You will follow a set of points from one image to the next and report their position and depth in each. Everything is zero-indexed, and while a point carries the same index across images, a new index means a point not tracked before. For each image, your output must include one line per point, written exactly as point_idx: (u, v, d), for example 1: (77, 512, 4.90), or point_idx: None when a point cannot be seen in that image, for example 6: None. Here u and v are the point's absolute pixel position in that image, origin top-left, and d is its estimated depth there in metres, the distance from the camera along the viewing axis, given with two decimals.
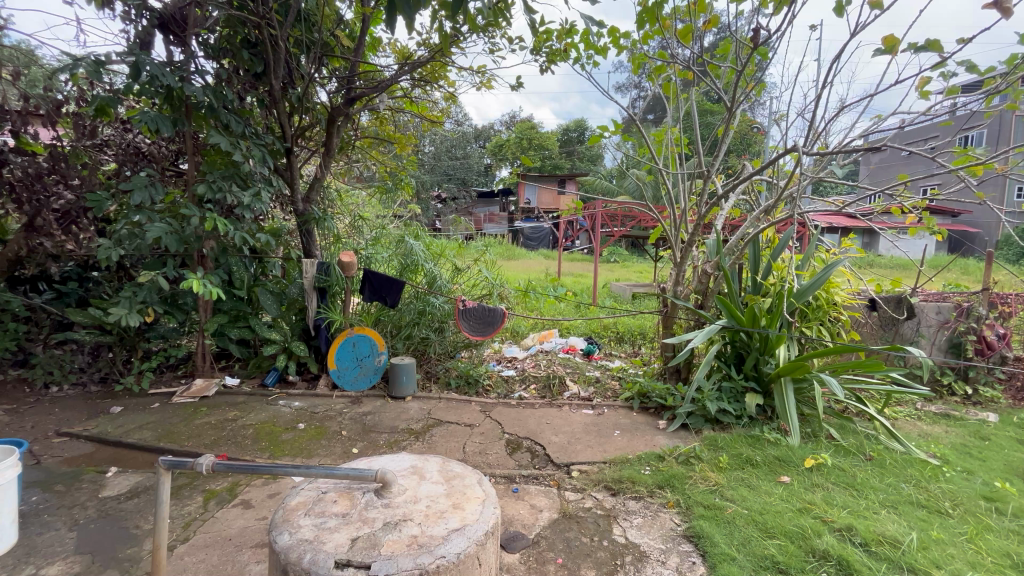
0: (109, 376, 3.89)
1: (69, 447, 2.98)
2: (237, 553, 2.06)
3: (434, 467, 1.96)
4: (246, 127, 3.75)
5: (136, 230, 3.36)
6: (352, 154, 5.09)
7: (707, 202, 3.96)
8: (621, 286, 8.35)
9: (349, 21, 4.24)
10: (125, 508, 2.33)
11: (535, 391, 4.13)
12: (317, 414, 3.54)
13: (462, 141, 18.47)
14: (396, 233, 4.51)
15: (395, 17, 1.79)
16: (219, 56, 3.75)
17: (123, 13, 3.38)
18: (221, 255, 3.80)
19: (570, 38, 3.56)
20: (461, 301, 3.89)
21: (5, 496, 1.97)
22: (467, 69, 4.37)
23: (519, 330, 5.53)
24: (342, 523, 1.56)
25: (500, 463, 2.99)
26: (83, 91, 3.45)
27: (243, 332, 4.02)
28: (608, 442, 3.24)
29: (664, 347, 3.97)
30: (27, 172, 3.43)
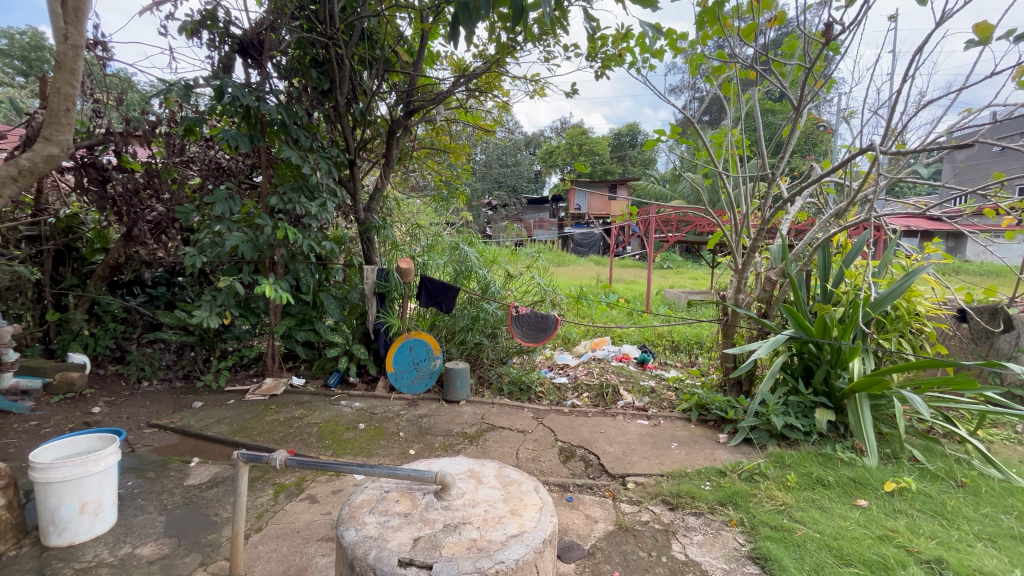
0: (191, 373, 4.22)
1: (157, 438, 3.26)
2: (305, 545, 2.16)
3: (491, 472, 1.98)
4: (314, 141, 3.99)
5: (216, 239, 3.66)
6: (410, 164, 5.27)
7: (771, 206, 3.76)
8: (676, 293, 8.10)
9: (408, 37, 4.43)
10: (206, 496, 2.52)
11: (588, 399, 4.08)
12: (376, 414, 3.68)
13: (512, 148, 18.68)
14: (451, 240, 4.63)
15: (458, 29, 1.82)
16: (291, 76, 4.00)
17: (209, 41, 3.70)
18: (290, 261, 4.04)
19: (626, 43, 3.52)
20: (513, 307, 3.92)
21: (107, 482, 2.18)
22: (521, 78, 4.43)
23: (572, 336, 5.49)
24: (404, 523, 1.61)
25: (554, 470, 2.97)
26: (173, 113, 3.81)
27: (308, 335, 4.25)
28: (665, 455, 3.14)
29: (724, 357, 3.81)
30: (127, 188, 3.78)
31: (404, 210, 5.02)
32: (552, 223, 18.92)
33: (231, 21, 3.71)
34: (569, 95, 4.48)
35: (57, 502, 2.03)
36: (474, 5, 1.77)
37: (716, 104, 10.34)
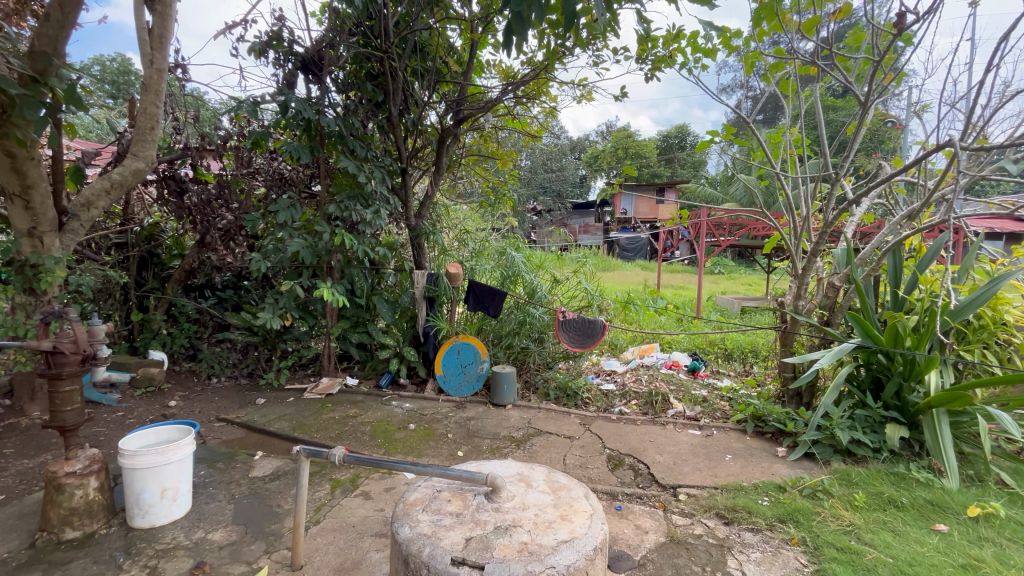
0: (255, 371, 4.48)
1: (225, 431, 3.48)
2: (360, 540, 2.24)
3: (540, 476, 1.98)
4: (369, 151, 4.16)
5: (279, 246, 3.90)
6: (458, 171, 5.39)
7: (834, 208, 3.56)
8: (728, 299, 7.81)
9: (459, 48, 4.54)
10: (269, 488, 2.66)
11: (636, 407, 3.99)
12: (425, 416, 3.77)
13: (557, 153, 18.67)
14: (498, 245, 4.69)
15: (512, 38, 1.85)
16: (348, 89, 4.19)
17: (275, 60, 3.95)
18: (346, 266, 4.22)
19: (677, 43, 3.46)
20: (560, 313, 3.91)
21: (184, 471, 2.35)
22: (569, 83, 4.43)
23: (619, 343, 5.40)
24: (456, 522, 1.64)
25: (602, 478, 2.93)
26: (241, 128, 4.06)
27: (361, 337, 4.41)
28: (718, 467, 3.03)
29: (782, 367, 3.62)
30: (201, 199, 4.10)
31: (452, 217, 5.14)
32: (597, 228, 18.72)
33: (294, 40, 3.95)
34: (617, 98, 4.44)
35: (141, 486, 2.21)
36: (529, 14, 1.79)
37: (772, 102, 9.91)
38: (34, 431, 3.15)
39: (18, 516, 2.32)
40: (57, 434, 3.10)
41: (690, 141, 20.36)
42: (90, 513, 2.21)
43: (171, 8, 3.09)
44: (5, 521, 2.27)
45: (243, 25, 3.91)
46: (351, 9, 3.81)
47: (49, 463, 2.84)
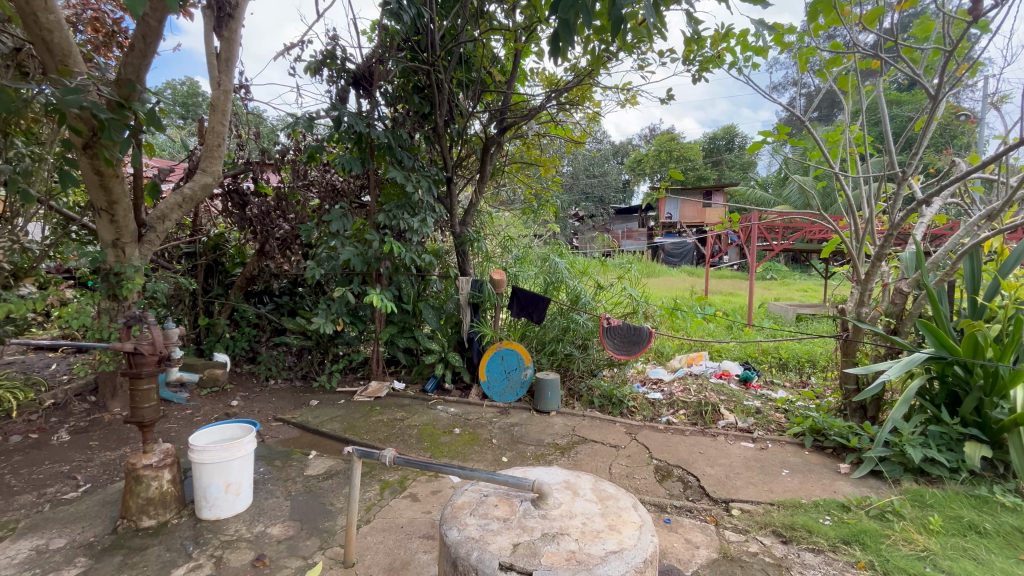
0: (308, 374, 4.69)
1: (282, 430, 3.65)
2: (408, 541, 2.29)
3: (587, 484, 1.95)
4: (416, 162, 4.29)
5: (332, 254, 4.07)
6: (502, 179, 5.44)
7: (901, 208, 3.34)
8: (782, 306, 7.45)
9: (503, 58, 4.61)
10: (323, 486, 2.77)
11: (685, 417, 3.87)
12: (470, 420, 3.81)
13: (599, 158, 18.54)
14: (541, 252, 4.71)
15: (558, 44, 1.87)
16: (396, 102, 4.33)
17: (329, 77, 4.15)
18: (394, 273, 4.34)
19: (726, 43, 3.37)
20: (605, 319, 3.87)
21: (246, 467, 2.49)
22: (613, 88, 4.41)
23: (665, 350, 5.27)
24: (504, 527, 1.64)
25: (650, 489, 2.86)
26: (298, 142, 4.28)
27: (408, 342, 4.52)
28: (772, 482, 2.89)
29: (844, 378, 3.41)
30: (261, 210, 4.35)
31: (495, 224, 5.19)
32: (641, 233, 18.35)
33: (346, 58, 4.13)
34: (663, 101, 4.38)
35: (208, 480, 2.35)
36: (576, 21, 1.80)
37: (828, 99, 9.45)
38: (115, 425, 3.43)
39: (102, 503, 2.53)
40: (135, 429, 3.36)
41: (738, 142, 19.70)
42: (163, 503, 2.37)
43: (236, 33, 3.34)
44: (91, 508, 2.48)
45: (300, 46, 4.13)
46: (399, 26, 3.95)
47: (128, 455, 3.07)
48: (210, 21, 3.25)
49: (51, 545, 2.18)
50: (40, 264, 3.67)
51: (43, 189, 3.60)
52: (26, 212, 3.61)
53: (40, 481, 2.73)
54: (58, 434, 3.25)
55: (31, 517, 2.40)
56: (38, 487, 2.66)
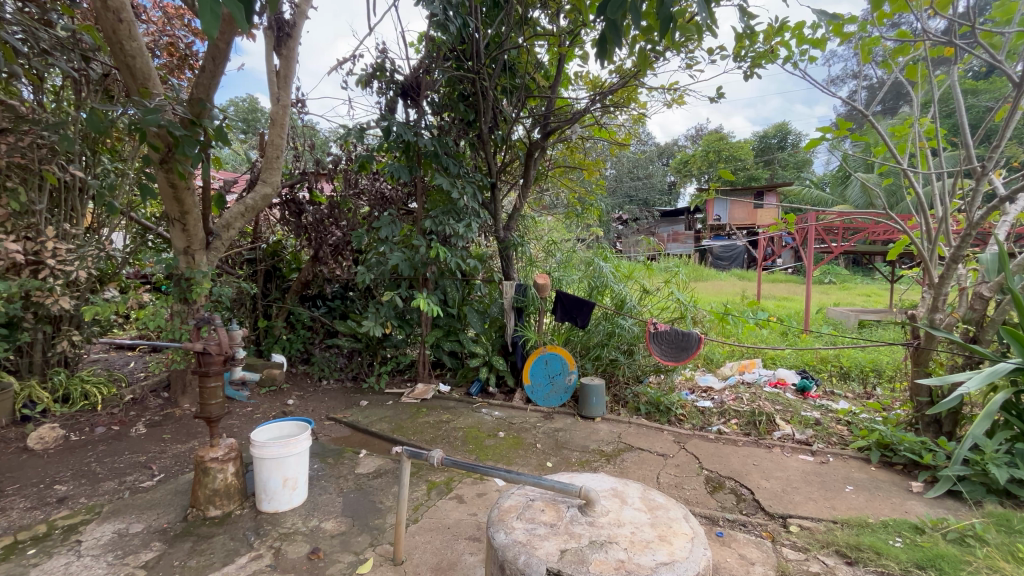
0: (358, 375, 4.85)
1: (334, 429, 3.80)
2: (454, 542, 2.32)
3: (636, 493, 1.91)
4: (461, 168, 4.38)
5: (381, 259, 4.21)
6: (545, 184, 5.45)
7: (980, 206, 3.07)
8: (842, 312, 7.03)
9: (546, 63, 4.63)
10: (373, 485, 2.86)
11: (737, 427, 3.72)
12: (514, 424, 3.82)
13: (644, 160, 18.21)
14: (585, 256, 4.68)
15: (606, 46, 1.86)
16: (442, 110, 4.43)
17: (379, 89, 4.30)
18: (440, 277, 4.43)
19: (780, 37, 3.24)
20: (651, 324, 3.79)
21: (302, 463, 2.60)
22: (659, 89, 4.33)
23: (714, 357, 5.08)
24: (551, 533, 1.63)
25: (700, 500, 2.76)
26: (350, 153, 4.47)
27: (453, 345, 4.60)
28: (835, 498, 2.72)
29: (916, 390, 3.17)
30: (316, 218, 4.56)
31: (538, 228, 5.20)
32: (687, 236, 17.85)
33: (395, 70, 4.27)
34: (713, 100, 4.25)
35: (267, 475, 2.48)
36: (623, 20, 1.78)
37: (893, 92, 8.87)
38: (185, 420, 3.67)
39: (174, 492, 2.72)
40: (202, 423, 3.60)
41: (792, 140, 18.82)
42: (228, 495, 2.52)
43: (294, 51, 3.53)
44: (165, 496, 2.67)
45: (352, 61, 4.31)
46: (445, 36, 4.04)
47: (196, 449, 3.29)
48: (270, 41, 3.46)
49: (131, 529, 2.37)
50: (121, 270, 4.01)
51: (125, 202, 3.94)
52: (111, 222, 3.96)
53: (121, 469, 2.96)
54: (136, 427, 3.52)
55: (114, 502, 2.61)
56: (120, 475, 2.90)
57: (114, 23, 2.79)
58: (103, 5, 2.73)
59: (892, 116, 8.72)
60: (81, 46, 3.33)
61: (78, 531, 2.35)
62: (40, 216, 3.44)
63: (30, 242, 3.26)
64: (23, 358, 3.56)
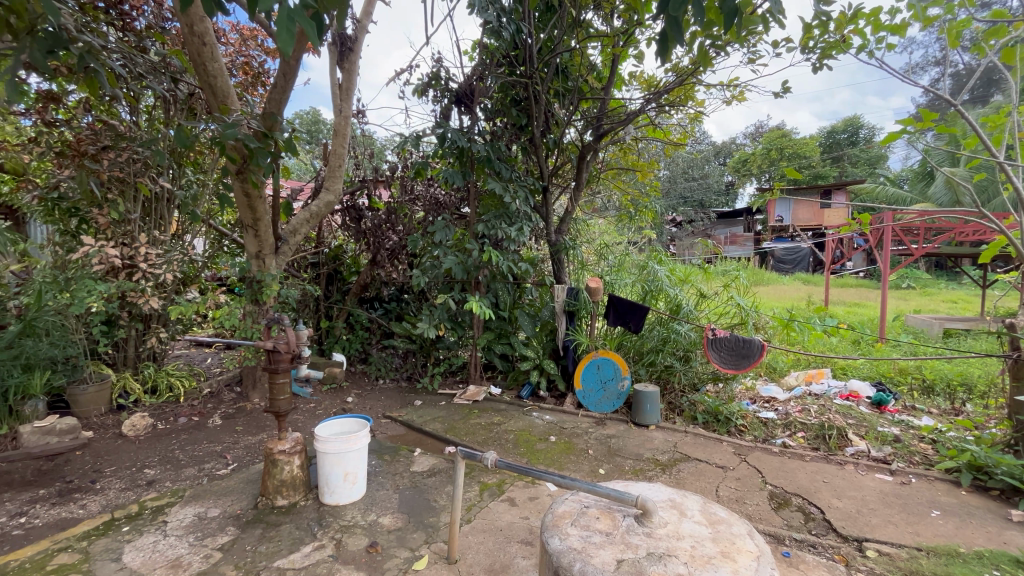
0: (413, 375, 4.99)
1: (390, 427, 3.92)
2: (507, 544, 2.33)
3: (695, 505, 1.84)
4: (513, 172, 4.42)
5: (435, 262, 4.32)
6: (597, 186, 5.40)
7: None
8: (924, 319, 6.45)
9: (600, 65, 4.60)
10: (428, 483, 2.93)
11: (804, 441, 3.50)
12: (565, 429, 3.79)
13: (699, 160, 17.63)
14: (638, 259, 4.58)
15: (666, 45, 1.81)
16: (495, 116, 4.49)
17: (435, 97, 4.42)
18: (491, 281, 4.48)
19: (853, 25, 3.04)
20: (709, 330, 3.65)
21: (361, 459, 2.70)
22: (718, 86, 4.18)
23: (778, 365, 4.81)
24: (606, 542, 1.60)
25: (764, 517, 2.61)
26: (406, 160, 4.62)
27: (505, 348, 4.63)
28: (919, 523, 2.49)
29: (1015, 407, 2.85)
30: (374, 223, 4.75)
31: (590, 231, 5.15)
32: (746, 238, 17.06)
33: (450, 78, 4.38)
34: (777, 95, 4.04)
35: (329, 468, 2.60)
36: (684, 16, 1.72)
37: None
38: (255, 414, 3.92)
39: (246, 481, 2.90)
40: (270, 417, 3.83)
41: (864, 134, 17.58)
42: (294, 486, 2.66)
43: (356, 64, 3.70)
44: (238, 484, 2.86)
45: (409, 71, 4.47)
46: (498, 43, 4.10)
47: (265, 441, 3.50)
48: (334, 56, 3.65)
49: (209, 513, 2.55)
50: (202, 273, 4.34)
51: (206, 210, 4.28)
52: (193, 229, 4.30)
53: (200, 457, 3.21)
54: (213, 418, 3.80)
55: (194, 487, 2.84)
56: (199, 463, 3.14)
57: (199, 47, 3.04)
58: (190, 30, 2.99)
59: (983, 105, 7.94)
60: (170, 68, 3.65)
61: (164, 513, 2.56)
62: (134, 224, 3.80)
63: (126, 248, 3.61)
64: (119, 352, 3.93)
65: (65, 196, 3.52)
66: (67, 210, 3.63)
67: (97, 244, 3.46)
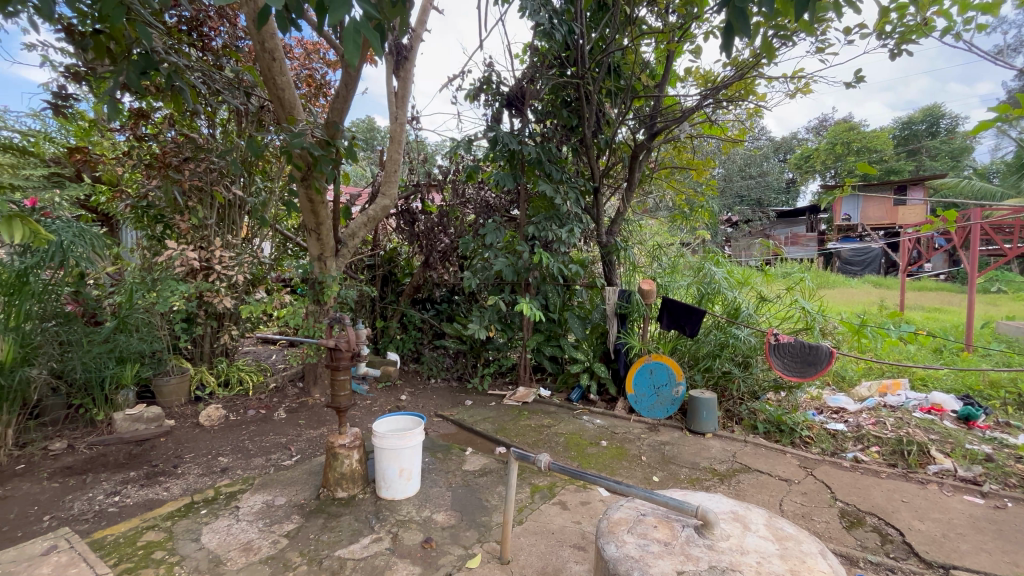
0: (463, 375, 5.08)
1: (442, 426, 4.00)
2: (559, 548, 2.31)
3: (760, 519, 1.75)
4: (563, 174, 4.40)
5: (486, 264, 4.37)
6: (649, 186, 5.28)
7: None
8: (1020, 327, 5.83)
9: (654, 62, 4.49)
10: (479, 482, 2.96)
11: (879, 456, 3.25)
12: (617, 434, 3.72)
13: (757, 157, 16.82)
14: (693, 261, 4.43)
15: (731, 37, 1.73)
16: (545, 118, 4.49)
17: (486, 101, 4.48)
18: (541, 283, 4.48)
19: (939, 6, 2.79)
20: (772, 336, 3.48)
21: (416, 456, 2.76)
22: (781, 78, 3.98)
23: (847, 374, 4.50)
24: (665, 552, 1.55)
25: (834, 535, 2.45)
26: (458, 165, 4.71)
27: (554, 350, 4.61)
28: (1017, 553, 2.25)
29: None
30: (427, 226, 4.88)
31: (642, 231, 5.04)
32: (809, 238, 16.11)
33: (501, 82, 4.42)
34: (848, 85, 3.79)
35: (386, 464, 2.68)
36: (750, 6, 1.65)
37: None
38: (316, 409, 4.12)
39: (309, 472, 3.06)
40: (330, 412, 4.01)
41: (945, 124, 16.17)
42: (353, 479, 2.77)
43: (411, 72, 3.81)
44: (302, 475, 3.01)
45: (462, 76, 4.55)
46: (550, 44, 4.09)
47: (326, 435, 3.67)
48: (391, 65, 3.78)
49: (276, 501, 2.71)
50: (269, 274, 4.56)
51: (273, 215, 4.55)
52: (261, 233, 4.58)
53: (267, 448, 3.41)
54: (278, 411, 4.03)
55: (263, 476, 3.02)
56: (266, 453, 3.34)
57: (269, 62, 3.23)
58: (261, 47, 3.17)
59: None
60: (244, 84, 3.91)
61: (237, 498, 2.74)
62: (211, 229, 4.11)
63: (204, 251, 3.91)
64: (196, 348, 4.25)
65: (152, 204, 3.85)
66: (154, 217, 3.97)
67: (180, 247, 3.76)
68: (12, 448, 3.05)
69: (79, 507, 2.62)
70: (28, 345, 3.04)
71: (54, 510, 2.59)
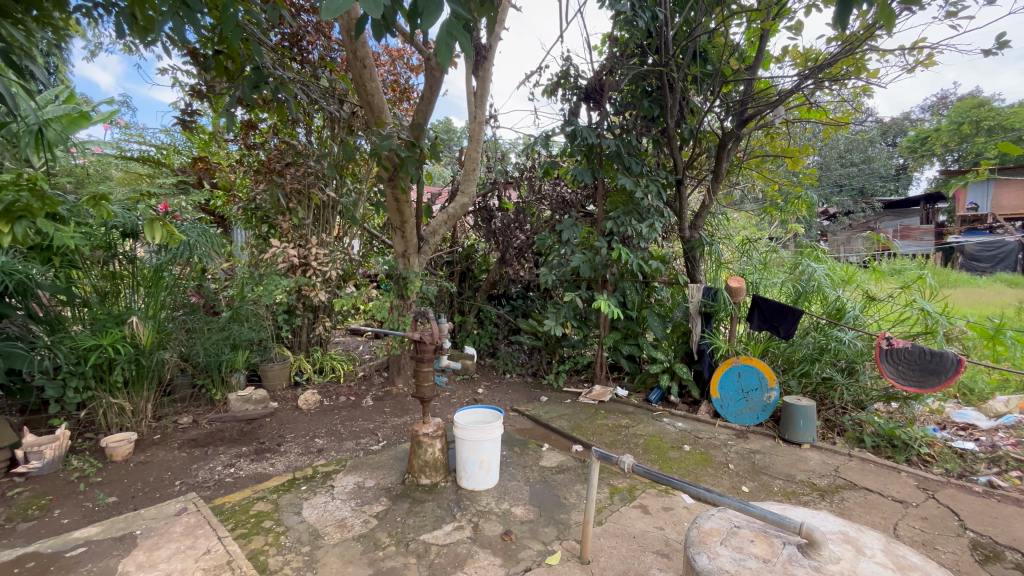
0: (538, 371, 5.10)
1: (518, 420, 4.04)
2: (642, 553, 2.24)
3: (875, 544, 1.57)
4: (643, 167, 4.26)
5: (563, 260, 4.34)
6: (737, 177, 4.96)
7: None
8: None
9: (745, 44, 4.19)
10: (557, 479, 2.95)
11: (1020, 482, 2.81)
12: (701, 439, 3.54)
13: (862, 142, 15.16)
14: (787, 257, 4.10)
15: (848, 6, 1.55)
16: (625, 109, 4.36)
17: (564, 95, 4.43)
18: (619, 279, 4.37)
19: None
20: (884, 339, 3.12)
21: (495, 449, 2.80)
22: (899, 51, 3.54)
23: (978, 386, 3.93)
24: (764, 569, 1.44)
25: (964, 568, 2.14)
26: (534, 161, 4.73)
27: (633, 348, 4.49)
28: None
29: None
30: (504, 223, 4.94)
31: (729, 225, 4.74)
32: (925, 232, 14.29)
33: (579, 75, 4.36)
34: (986, 53, 3.27)
35: (468, 455, 2.75)
36: None
37: None
38: (400, 398, 4.34)
39: (395, 458, 3.23)
40: (413, 402, 4.20)
41: None
42: (435, 467, 2.88)
43: (489, 71, 3.87)
44: (388, 460, 3.19)
45: (539, 72, 4.55)
46: (631, 33, 3.97)
47: (409, 423, 3.85)
48: (471, 65, 3.86)
49: (366, 483, 2.89)
50: (357, 269, 4.87)
51: (361, 215, 4.84)
52: (351, 232, 4.89)
53: (357, 433, 3.65)
54: (366, 399, 4.30)
55: (354, 458, 3.23)
56: (356, 437, 3.56)
57: (361, 70, 3.43)
58: (354, 56, 3.35)
59: None
60: (338, 92, 4.18)
61: (332, 478, 2.96)
62: (308, 228, 4.45)
63: (302, 248, 4.25)
64: (296, 337, 4.64)
65: (260, 206, 4.24)
66: (260, 218, 4.38)
67: (282, 246, 4.13)
68: (151, 420, 3.50)
69: (203, 476, 2.96)
70: (163, 331, 3.45)
71: (184, 477, 2.94)
